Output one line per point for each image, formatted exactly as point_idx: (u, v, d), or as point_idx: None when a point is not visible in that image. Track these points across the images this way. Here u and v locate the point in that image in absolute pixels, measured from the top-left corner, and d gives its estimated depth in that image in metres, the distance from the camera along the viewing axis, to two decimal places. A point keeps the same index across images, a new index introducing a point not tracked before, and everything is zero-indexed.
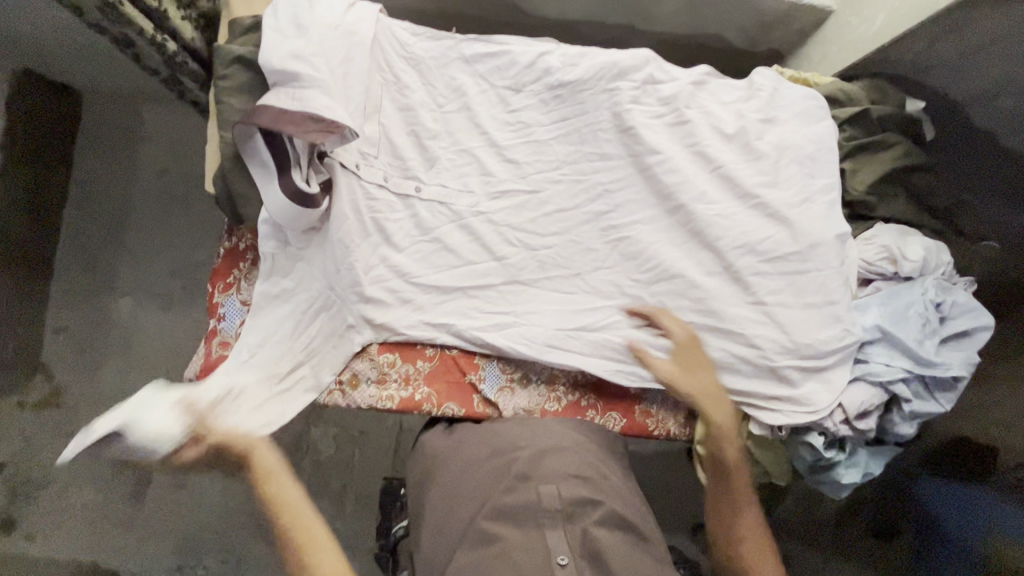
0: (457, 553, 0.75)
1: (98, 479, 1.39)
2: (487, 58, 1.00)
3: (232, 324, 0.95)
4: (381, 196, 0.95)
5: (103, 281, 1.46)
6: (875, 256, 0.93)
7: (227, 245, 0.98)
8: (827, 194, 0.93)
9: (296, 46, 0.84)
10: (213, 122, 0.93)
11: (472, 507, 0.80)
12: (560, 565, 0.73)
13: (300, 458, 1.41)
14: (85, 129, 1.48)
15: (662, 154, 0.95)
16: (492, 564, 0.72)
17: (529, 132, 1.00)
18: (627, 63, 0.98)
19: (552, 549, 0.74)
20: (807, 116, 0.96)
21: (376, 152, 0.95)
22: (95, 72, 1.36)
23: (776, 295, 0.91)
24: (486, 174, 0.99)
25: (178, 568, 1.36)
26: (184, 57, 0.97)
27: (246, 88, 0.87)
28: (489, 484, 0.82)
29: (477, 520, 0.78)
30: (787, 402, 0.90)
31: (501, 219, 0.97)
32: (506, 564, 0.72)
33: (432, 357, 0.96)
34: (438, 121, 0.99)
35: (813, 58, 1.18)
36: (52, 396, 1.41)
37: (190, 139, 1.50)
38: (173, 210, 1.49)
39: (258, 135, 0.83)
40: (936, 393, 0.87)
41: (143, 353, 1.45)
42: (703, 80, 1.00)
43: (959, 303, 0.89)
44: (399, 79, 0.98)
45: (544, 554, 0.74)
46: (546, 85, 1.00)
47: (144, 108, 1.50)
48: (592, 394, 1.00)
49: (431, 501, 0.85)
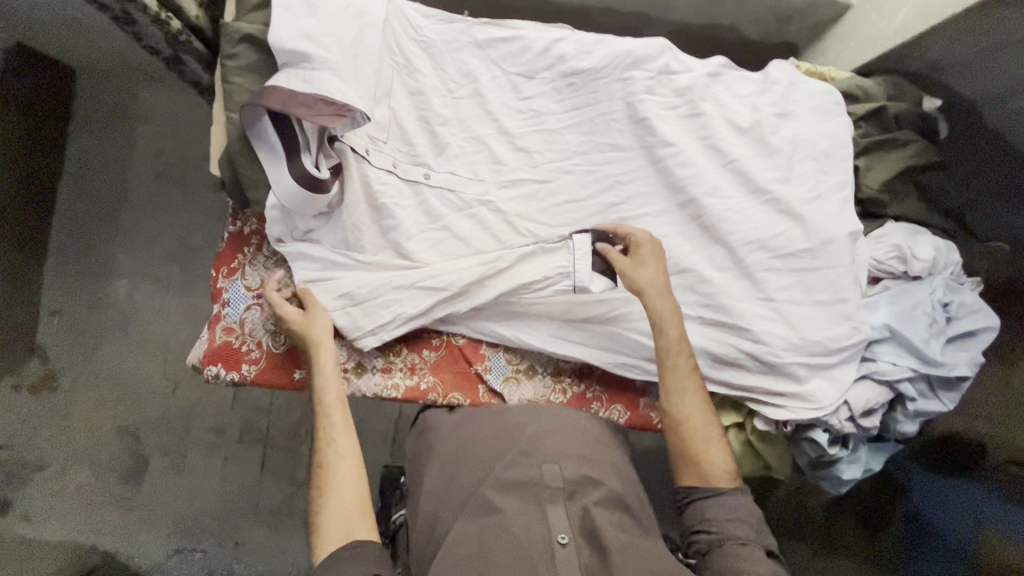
0: (458, 522, 0.76)
1: (96, 462, 1.38)
2: (501, 43, 0.98)
3: (237, 310, 0.93)
4: (390, 181, 0.92)
5: (100, 262, 1.44)
6: (885, 255, 0.93)
7: (232, 229, 0.96)
8: (840, 191, 0.92)
9: (307, 26, 0.82)
10: (219, 104, 0.91)
11: (475, 477, 0.82)
12: (560, 544, 0.74)
13: (299, 444, 1.42)
14: (80, 107, 1.44)
15: (675, 146, 0.94)
16: (494, 536, 0.74)
17: (541, 121, 0.99)
18: (643, 53, 0.96)
19: (553, 528, 0.76)
20: (823, 112, 0.95)
21: (385, 137, 0.93)
22: (89, 47, 1.31)
23: (785, 292, 0.91)
24: (496, 162, 0.97)
25: (177, 551, 1.36)
26: (187, 36, 0.94)
27: (254, 68, 0.85)
28: (492, 459, 0.84)
29: (481, 490, 0.80)
30: (793, 399, 0.89)
31: (512, 209, 0.96)
32: (507, 537, 0.74)
33: (438, 347, 0.96)
34: (449, 107, 0.97)
35: (829, 52, 1.17)
36: (47, 378, 1.39)
37: (189, 118, 1.47)
38: (170, 191, 1.46)
39: (267, 117, 0.81)
40: (940, 392, 0.88)
41: (141, 336, 1.43)
42: (718, 72, 0.99)
43: (966, 303, 0.89)
44: (410, 62, 0.96)
45: (544, 531, 0.75)
46: (559, 73, 0.98)
47: (141, 85, 1.46)
48: (598, 386, 1.00)
49: (430, 471, 0.86)
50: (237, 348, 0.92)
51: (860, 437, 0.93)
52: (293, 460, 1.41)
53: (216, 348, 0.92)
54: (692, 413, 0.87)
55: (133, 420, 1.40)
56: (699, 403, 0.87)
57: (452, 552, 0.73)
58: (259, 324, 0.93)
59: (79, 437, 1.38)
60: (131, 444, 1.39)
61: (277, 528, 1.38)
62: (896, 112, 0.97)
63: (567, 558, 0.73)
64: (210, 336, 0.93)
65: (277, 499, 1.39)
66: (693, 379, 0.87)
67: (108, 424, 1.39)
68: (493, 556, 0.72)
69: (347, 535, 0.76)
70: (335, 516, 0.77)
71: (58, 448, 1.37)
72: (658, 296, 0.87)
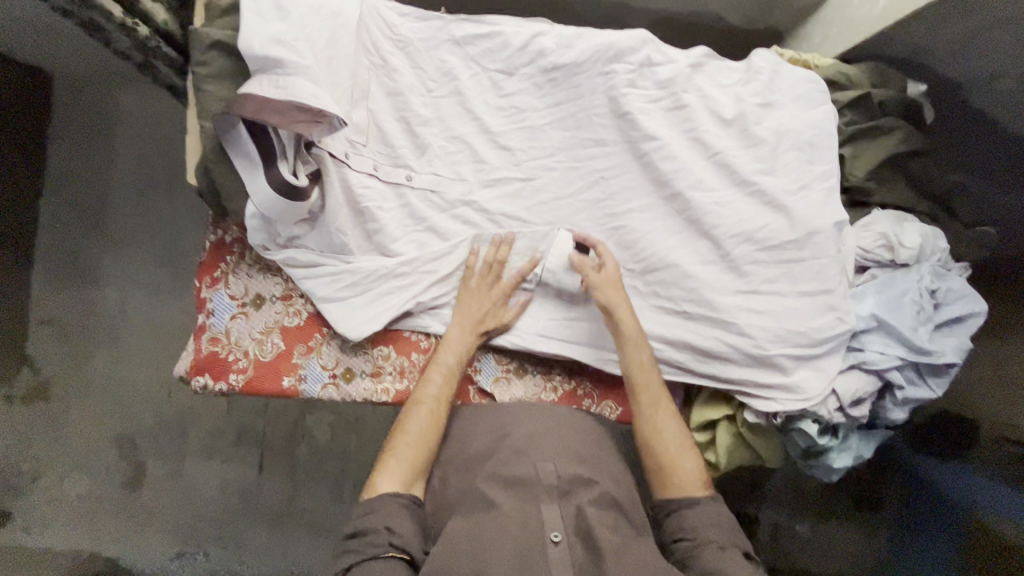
0: (455, 518, 0.77)
1: (93, 469, 1.38)
2: (478, 39, 0.96)
3: (221, 320, 0.93)
4: (372, 184, 0.92)
5: (87, 269, 1.43)
6: (872, 244, 0.92)
7: (213, 239, 0.96)
8: (826, 181, 0.91)
9: (276, 31, 0.81)
10: (192, 112, 0.90)
11: (474, 473, 0.83)
12: (553, 541, 0.73)
13: (295, 444, 1.42)
14: (58, 115, 1.42)
15: (658, 140, 0.93)
16: (485, 529, 0.74)
17: (522, 118, 0.97)
18: (624, 45, 0.94)
19: (547, 526, 0.75)
20: (807, 100, 0.94)
21: (365, 140, 0.92)
22: (64, 53, 1.29)
23: (770, 284, 0.90)
24: (479, 162, 0.96)
25: (178, 555, 1.37)
26: (157, 42, 0.94)
27: (226, 76, 0.84)
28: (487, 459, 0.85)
29: (477, 485, 0.80)
30: (780, 391, 0.89)
31: (495, 207, 0.95)
32: (500, 531, 0.73)
33: (427, 349, 0.95)
34: (429, 106, 0.96)
35: (814, 39, 1.16)
36: (39, 388, 1.39)
37: (170, 122, 1.45)
38: (153, 196, 1.45)
39: (241, 126, 0.79)
40: (929, 378, 0.88)
41: (131, 342, 1.42)
42: (701, 63, 0.98)
43: (954, 289, 0.88)
44: (387, 62, 0.94)
45: (538, 527, 0.74)
46: (539, 68, 0.96)
47: (120, 91, 1.44)
48: (589, 383, 0.99)
49: (442, 463, 0.89)
50: (224, 358, 0.92)
51: (850, 426, 0.93)
52: (290, 460, 1.41)
53: (202, 359, 0.92)
54: (661, 425, 0.88)
55: (130, 427, 1.40)
56: (671, 415, 0.88)
57: (450, 545, 0.72)
58: (245, 332, 0.93)
59: (74, 444, 1.38)
60: (127, 451, 1.39)
61: (277, 529, 1.39)
62: (881, 99, 0.96)
63: (560, 556, 0.72)
64: (196, 347, 0.93)
65: (276, 499, 1.40)
66: (662, 393, 0.89)
67: (102, 431, 1.39)
68: (487, 551, 0.71)
69: (407, 488, 0.81)
70: (396, 459, 0.83)
71: (54, 457, 1.37)
72: (626, 311, 0.89)
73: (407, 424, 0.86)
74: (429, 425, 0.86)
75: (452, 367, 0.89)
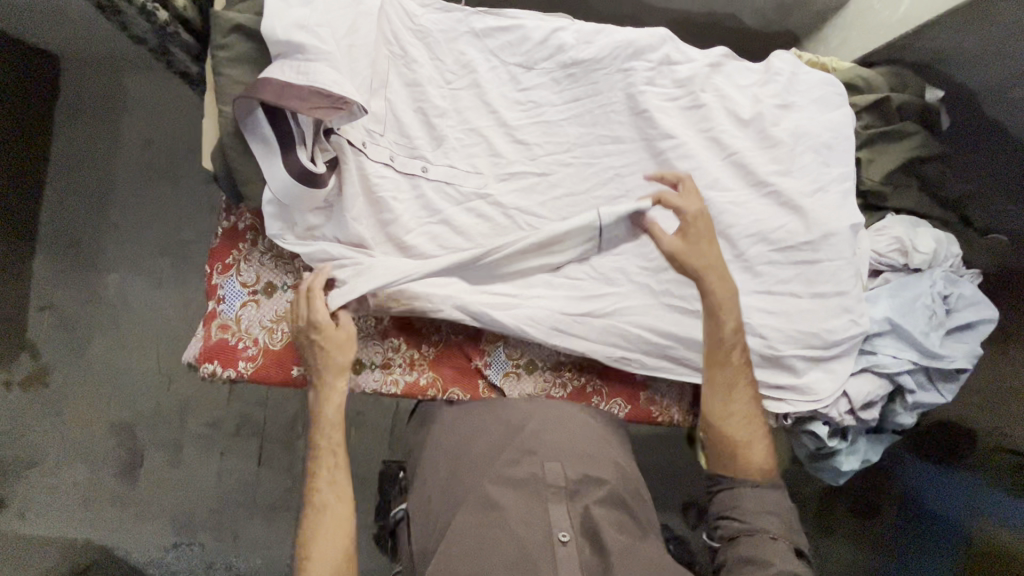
0: (457, 515, 0.76)
1: (90, 456, 1.37)
2: (499, 33, 0.96)
3: (233, 306, 0.92)
4: (388, 174, 0.91)
5: (90, 255, 1.41)
6: (887, 248, 0.92)
7: (226, 225, 0.95)
8: (842, 184, 0.91)
9: (300, 17, 0.81)
10: (211, 97, 0.89)
11: (474, 471, 0.81)
12: (561, 541, 0.74)
13: (296, 437, 1.41)
14: (65, 101, 1.42)
15: (675, 139, 0.93)
16: (489, 529, 0.74)
17: (540, 112, 0.97)
18: (644, 43, 0.95)
19: (554, 525, 0.75)
20: (825, 103, 0.94)
21: (381, 129, 0.92)
22: (75, 36, 1.28)
23: (784, 285, 0.90)
24: (494, 155, 0.95)
25: (173, 545, 1.35)
26: (176, 27, 0.93)
27: (246, 60, 0.83)
28: (491, 453, 0.83)
29: (482, 484, 0.79)
30: (791, 392, 0.89)
31: (510, 201, 0.94)
32: (504, 533, 0.74)
33: (436, 344, 0.96)
34: (447, 98, 0.96)
35: (832, 43, 1.16)
36: (38, 374, 1.37)
37: (181, 110, 1.44)
38: (161, 185, 1.44)
39: (260, 110, 0.80)
40: (939, 383, 0.88)
41: (133, 329, 1.41)
42: (720, 63, 0.98)
43: (965, 295, 0.89)
44: (406, 53, 0.94)
45: (545, 528, 0.75)
46: (558, 63, 0.96)
47: (129, 78, 1.43)
48: (599, 380, 0.99)
49: (430, 464, 0.85)
50: (234, 345, 0.90)
51: (858, 429, 0.93)
52: (290, 455, 1.40)
53: (212, 346, 0.90)
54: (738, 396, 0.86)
55: (129, 415, 1.39)
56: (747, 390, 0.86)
57: (451, 550, 0.72)
58: (254, 320, 0.92)
59: (72, 430, 1.37)
60: (124, 439, 1.38)
61: (273, 523, 1.37)
62: (898, 104, 0.97)
63: (567, 556, 0.73)
64: (205, 332, 0.92)
65: (274, 491, 1.38)
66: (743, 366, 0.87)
67: (101, 419, 1.38)
68: (488, 555, 0.71)
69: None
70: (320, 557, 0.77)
71: (51, 444, 1.36)
72: (720, 284, 0.86)
73: (321, 514, 0.81)
74: (339, 511, 0.81)
75: (333, 436, 0.85)
